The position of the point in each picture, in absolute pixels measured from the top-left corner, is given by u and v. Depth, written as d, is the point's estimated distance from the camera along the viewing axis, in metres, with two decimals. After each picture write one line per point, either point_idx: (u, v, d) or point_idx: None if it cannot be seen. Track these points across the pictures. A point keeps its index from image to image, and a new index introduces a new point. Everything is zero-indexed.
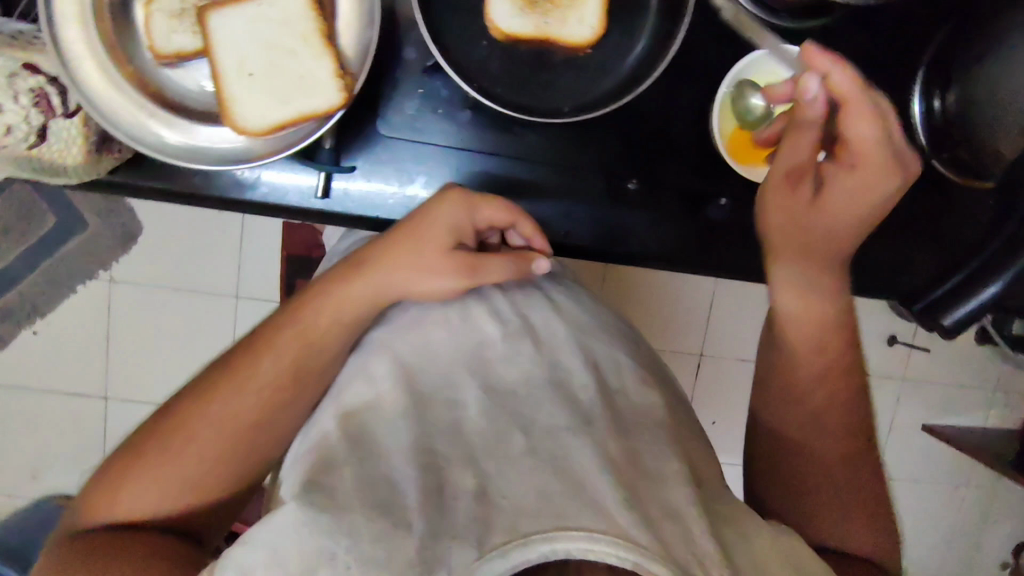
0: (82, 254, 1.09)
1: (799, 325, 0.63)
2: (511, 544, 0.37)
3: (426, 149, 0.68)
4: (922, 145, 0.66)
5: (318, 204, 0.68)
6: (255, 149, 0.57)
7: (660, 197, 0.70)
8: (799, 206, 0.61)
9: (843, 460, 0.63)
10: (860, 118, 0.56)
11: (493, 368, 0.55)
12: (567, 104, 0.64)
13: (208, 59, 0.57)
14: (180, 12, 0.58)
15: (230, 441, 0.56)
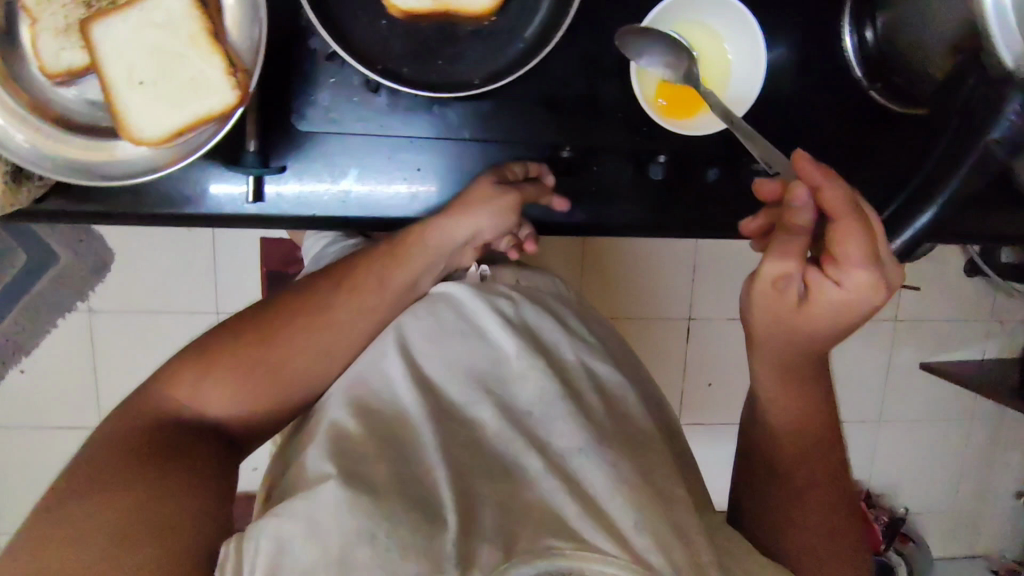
0: (56, 288, 1.07)
1: (782, 368, 0.57)
2: (535, 557, 0.43)
3: (350, 141, 0.66)
4: (858, 78, 0.67)
5: (252, 210, 0.67)
6: (162, 159, 0.57)
7: (598, 159, 0.70)
8: (784, 309, 0.51)
9: (834, 503, 0.57)
10: (847, 234, 0.45)
11: (507, 385, 0.58)
12: (477, 76, 0.63)
13: (97, 72, 0.55)
14: (66, 27, 0.56)
15: (308, 363, 0.60)
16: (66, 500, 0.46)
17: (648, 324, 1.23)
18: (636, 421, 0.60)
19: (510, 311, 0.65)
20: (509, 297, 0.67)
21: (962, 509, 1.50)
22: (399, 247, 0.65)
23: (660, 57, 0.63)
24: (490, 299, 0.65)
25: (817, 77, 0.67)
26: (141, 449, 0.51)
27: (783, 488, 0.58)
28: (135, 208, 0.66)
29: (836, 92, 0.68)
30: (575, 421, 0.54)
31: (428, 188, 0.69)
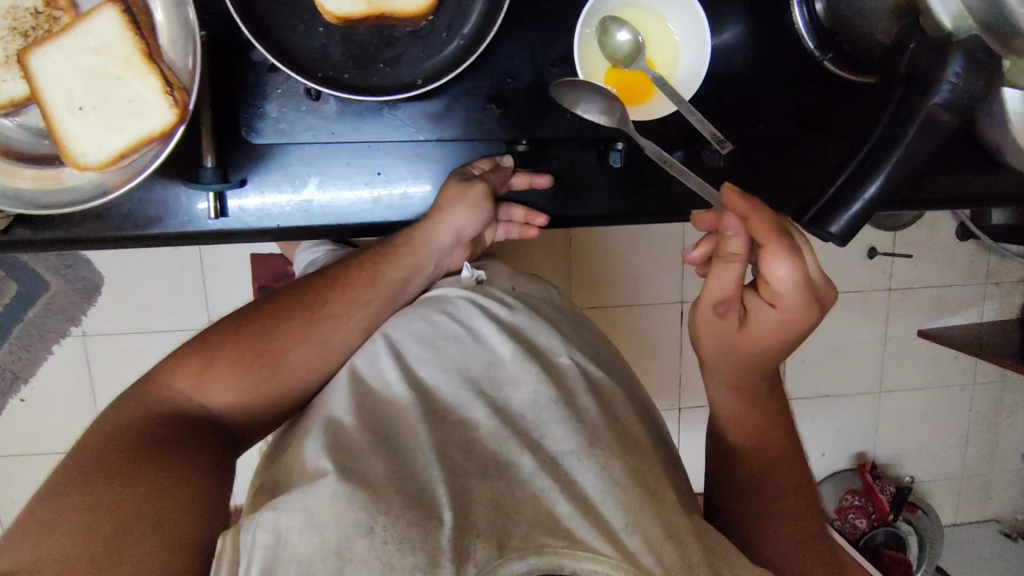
0: (48, 315, 1.08)
1: (733, 381, 0.63)
2: (528, 552, 0.43)
3: (305, 150, 0.66)
4: (812, 49, 0.65)
5: (215, 226, 0.67)
6: (112, 183, 0.57)
7: (558, 150, 0.70)
8: (732, 330, 0.59)
9: (801, 507, 0.60)
10: (776, 263, 0.51)
11: (501, 388, 0.57)
12: (420, 76, 0.63)
13: (36, 101, 0.55)
14: (3, 58, 0.56)
15: (308, 366, 0.61)
16: (75, 494, 0.46)
17: (640, 311, 1.23)
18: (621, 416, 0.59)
19: (504, 318, 0.65)
20: (504, 304, 0.67)
21: (971, 475, 1.49)
22: (390, 250, 0.68)
23: (594, 104, 0.63)
24: (483, 307, 0.65)
25: (775, 52, 0.67)
26: (147, 446, 0.51)
27: (751, 496, 0.61)
28: (101, 232, 0.66)
29: (792, 65, 0.67)
30: (569, 424, 0.53)
31: (389, 190, 0.69)
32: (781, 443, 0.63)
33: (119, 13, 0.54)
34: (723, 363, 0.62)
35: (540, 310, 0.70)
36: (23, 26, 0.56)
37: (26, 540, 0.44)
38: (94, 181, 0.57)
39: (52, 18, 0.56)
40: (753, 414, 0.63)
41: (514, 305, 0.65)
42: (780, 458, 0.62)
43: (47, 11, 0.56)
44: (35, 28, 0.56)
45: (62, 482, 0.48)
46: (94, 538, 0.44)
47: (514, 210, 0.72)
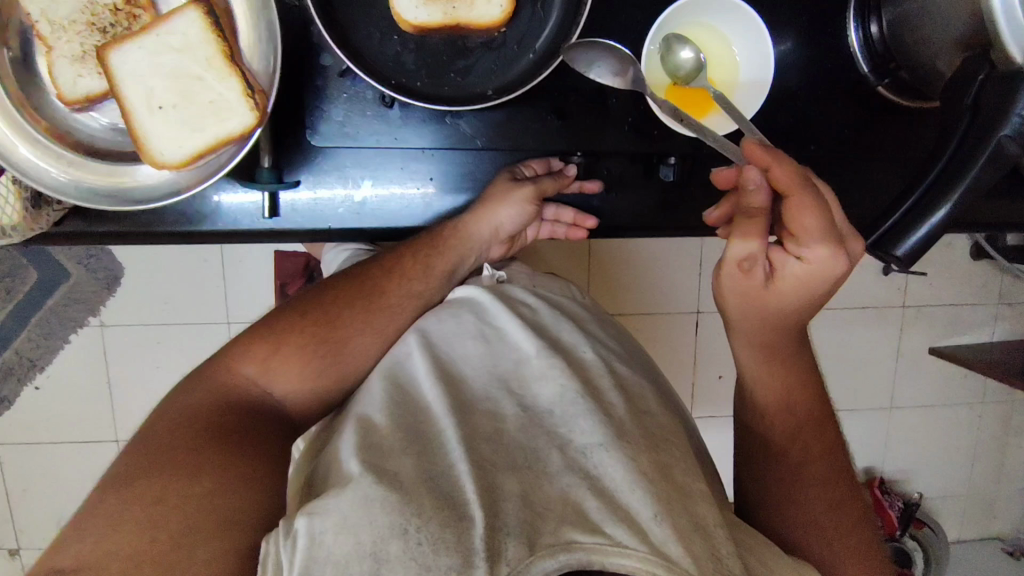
0: (69, 305, 1.08)
1: (763, 380, 0.62)
2: (558, 546, 0.44)
3: (363, 154, 0.67)
4: (864, 72, 0.67)
5: (268, 224, 0.67)
6: (182, 181, 0.57)
7: (606, 160, 0.71)
8: (756, 288, 0.55)
9: (829, 508, 0.60)
10: (799, 209, 0.48)
11: (528, 385, 0.57)
12: (489, 86, 0.63)
13: (116, 99, 0.56)
14: (84, 55, 0.56)
15: (360, 362, 0.63)
16: (151, 477, 0.47)
17: (658, 320, 1.23)
18: (661, 420, 0.59)
19: (529, 316, 0.65)
20: (524, 304, 0.67)
21: (978, 493, 1.50)
22: (438, 242, 0.69)
23: (605, 68, 0.60)
24: (509, 306, 0.66)
25: (819, 69, 0.68)
26: (215, 434, 0.52)
27: (779, 503, 0.61)
28: (146, 228, 0.66)
29: (838, 85, 0.68)
30: (597, 419, 0.53)
31: (441, 197, 0.71)
32: (814, 444, 0.62)
33: (202, 16, 0.55)
34: (754, 361, 0.62)
35: (563, 306, 0.71)
36: (101, 22, 0.57)
37: (95, 525, 0.45)
38: (167, 181, 0.58)
39: (131, 15, 0.57)
40: (785, 417, 0.63)
41: (547, 313, 0.67)
42: (811, 460, 0.62)
43: (127, 8, 0.57)
44: (115, 26, 0.57)
45: (133, 466, 0.48)
46: (163, 529, 0.44)
47: (564, 213, 0.72)
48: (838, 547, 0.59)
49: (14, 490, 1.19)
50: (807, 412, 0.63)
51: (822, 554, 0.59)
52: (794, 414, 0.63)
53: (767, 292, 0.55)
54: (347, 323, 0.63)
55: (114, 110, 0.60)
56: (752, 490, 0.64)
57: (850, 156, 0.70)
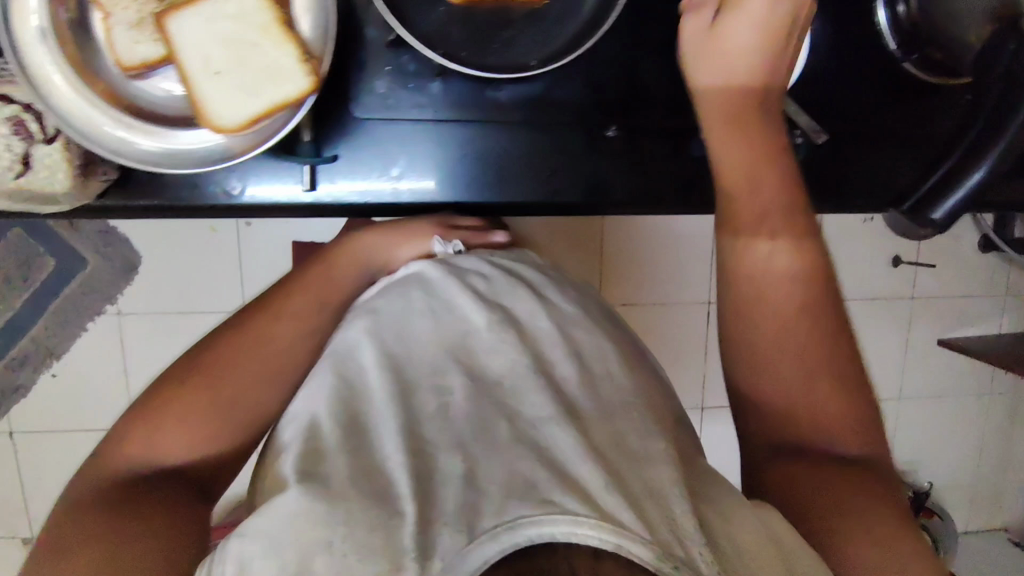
0: (86, 292, 1.09)
1: (773, 329, 0.59)
2: (501, 527, 0.39)
3: (403, 126, 0.69)
4: (894, 51, 0.69)
5: (307, 198, 0.69)
6: (237, 147, 0.58)
7: (639, 138, 0.71)
8: (701, 31, 0.61)
9: (841, 413, 0.59)
10: (727, 46, 0.60)
11: (476, 355, 0.55)
12: (534, 58, 0.64)
13: (176, 65, 0.57)
14: (141, 21, 0.58)
15: (227, 426, 0.58)
16: (74, 552, 0.47)
17: (668, 309, 1.25)
18: (621, 383, 0.56)
19: (478, 286, 0.61)
20: (480, 274, 0.63)
21: (982, 484, 1.52)
22: (326, 259, 0.68)
23: None
24: (460, 279, 0.62)
25: (846, 53, 0.69)
26: (106, 505, 0.51)
27: (787, 442, 0.59)
28: (189, 206, 0.68)
29: (866, 68, 0.70)
30: (546, 395, 0.51)
31: (479, 171, 0.71)
32: (823, 374, 0.59)
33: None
34: (793, 312, 0.59)
35: (517, 270, 0.66)
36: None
37: None
38: (222, 146, 0.59)
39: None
40: (795, 369, 0.59)
41: (521, 273, 0.65)
42: (822, 389, 0.58)
43: None
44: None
45: (65, 538, 0.49)
46: None
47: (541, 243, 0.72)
48: (867, 500, 0.54)
49: (30, 478, 1.19)
50: (808, 337, 0.59)
51: (856, 518, 0.53)
52: (788, 351, 0.59)
53: (756, 238, 0.60)
54: (184, 410, 0.57)
55: (170, 78, 0.61)
56: (760, 436, 0.61)
57: (878, 138, 0.72)
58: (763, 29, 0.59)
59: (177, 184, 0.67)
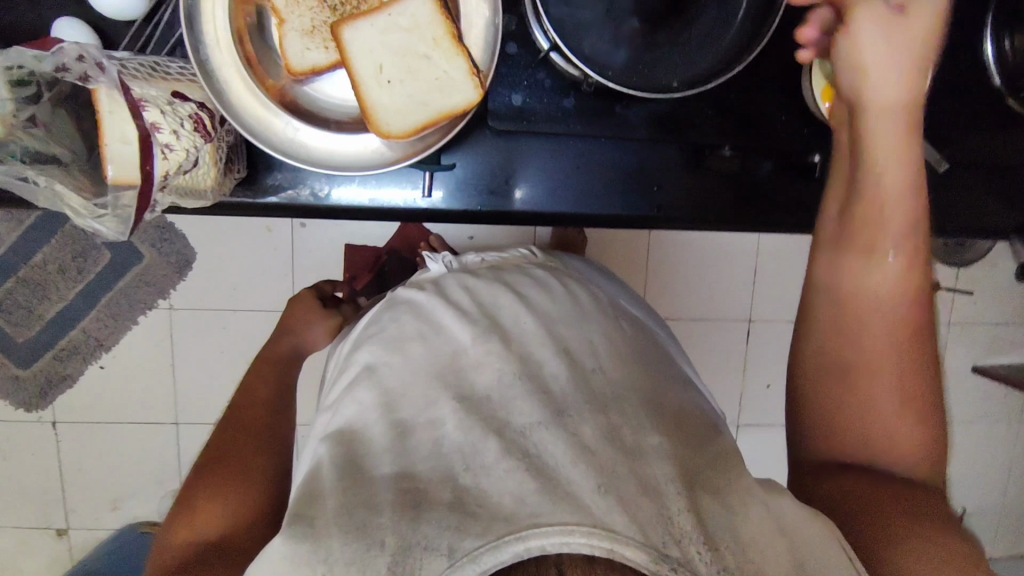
0: (139, 286, 1.09)
1: (873, 338, 0.52)
2: (484, 547, 0.37)
3: (527, 143, 0.71)
4: (999, 85, 0.73)
5: (423, 205, 0.71)
6: (398, 151, 0.62)
7: (746, 168, 0.73)
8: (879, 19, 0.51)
9: (911, 445, 0.52)
10: (886, 37, 0.51)
11: (464, 375, 0.50)
12: (677, 80, 0.65)
13: (346, 70, 0.60)
14: (313, 29, 0.61)
15: (243, 479, 0.59)
16: None
17: (713, 345, 1.23)
18: (613, 377, 0.51)
19: (462, 300, 0.57)
20: (461, 284, 0.60)
21: None
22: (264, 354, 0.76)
23: None
24: (441, 292, 0.59)
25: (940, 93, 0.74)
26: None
27: (841, 454, 0.53)
28: (289, 205, 0.70)
29: (964, 95, 0.74)
30: (537, 399, 0.47)
31: (598, 182, 0.73)
32: (903, 395, 0.52)
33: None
34: (896, 332, 0.52)
35: (507, 277, 0.62)
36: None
37: None
38: (381, 150, 0.62)
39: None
40: (885, 383, 0.52)
41: (518, 282, 0.60)
42: (903, 406, 0.52)
43: None
44: (343, 5, 0.62)
45: None
46: None
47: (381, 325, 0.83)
48: (918, 523, 0.47)
49: (66, 467, 1.18)
50: (901, 350, 0.52)
51: (888, 519, 0.47)
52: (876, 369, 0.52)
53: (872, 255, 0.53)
54: (210, 492, 0.57)
55: (327, 85, 0.65)
56: (824, 445, 0.54)
57: (980, 176, 0.76)
58: (894, 31, 0.51)
59: (280, 179, 0.69)
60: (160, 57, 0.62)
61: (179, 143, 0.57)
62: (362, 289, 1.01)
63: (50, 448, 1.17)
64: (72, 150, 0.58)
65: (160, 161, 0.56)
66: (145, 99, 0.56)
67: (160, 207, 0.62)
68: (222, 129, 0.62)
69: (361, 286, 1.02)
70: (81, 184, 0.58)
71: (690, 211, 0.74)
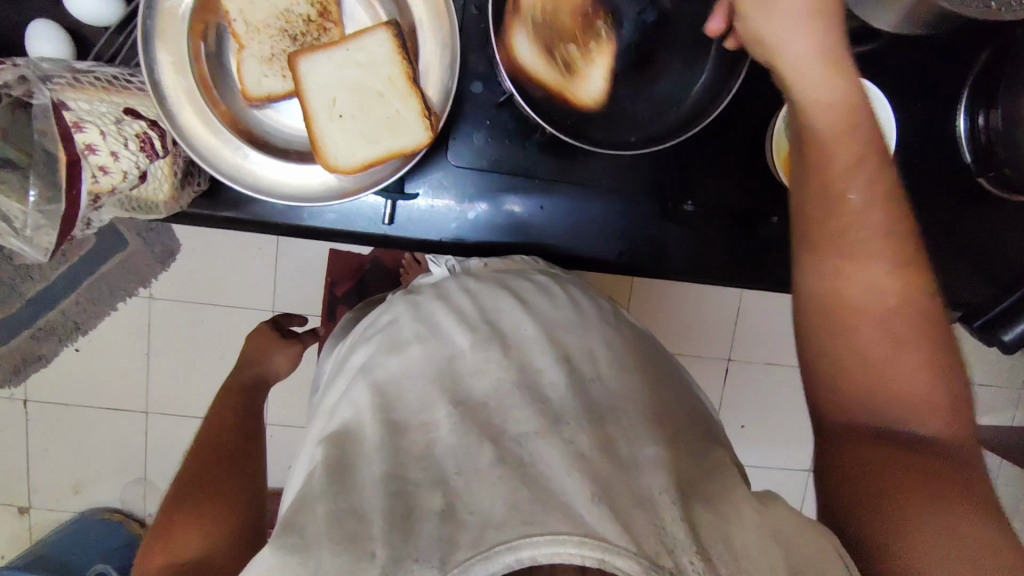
0: (121, 274, 1.06)
1: (859, 290, 0.50)
2: (475, 558, 0.36)
3: (493, 178, 0.71)
4: (968, 163, 0.72)
5: (385, 230, 0.71)
6: (346, 186, 0.61)
7: (715, 215, 0.74)
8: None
9: (923, 376, 0.49)
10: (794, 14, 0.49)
11: (462, 380, 0.50)
12: (633, 136, 0.67)
13: (300, 101, 0.60)
14: (272, 58, 0.62)
15: (228, 495, 0.58)
16: None
17: (690, 360, 1.23)
18: (612, 387, 0.51)
19: (465, 306, 0.57)
20: (462, 291, 0.60)
21: None
22: (231, 390, 0.75)
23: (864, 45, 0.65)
24: (442, 296, 0.60)
25: (929, 141, 0.73)
26: None
27: (853, 409, 0.50)
28: (253, 218, 0.69)
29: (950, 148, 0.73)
30: (534, 407, 0.46)
31: (556, 223, 0.73)
32: (898, 328, 0.50)
33: (391, 37, 0.59)
34: (881, 271, 0.51)
35: (510, 281, 0.63)
36: (292, 30, 0.62)
37: None
38: (328, 183, 0.61)
39: (321, 28, 0.63)
40: (874, 330, 0.50)
41: (521, 288, 0.61)
42: (904, 354, 0.49)
43: (319, 21, 0.62)
44: (304, 35, 0.62)
45: None
46: None
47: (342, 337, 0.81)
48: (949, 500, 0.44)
49: (34, 449, 1.19)
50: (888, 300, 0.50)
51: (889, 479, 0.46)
52: (865, 343, 0.50)
53: (830, 200, 0.51)
54: (196, 506, 0.56)
55: (285, 112, 0.65)
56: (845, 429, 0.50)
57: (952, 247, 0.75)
58: None
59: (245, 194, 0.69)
60: (122, 68, 0.62)
61: (120, 164, 0.55)
62: (340, 297, 1.08)
63: (21, 429, 1.18)
64: (27, 151, 0.56)
65: (89, 182, 0.55)
66: (83, 120, 0.54)
67: (97, 221, 0.61)
68: (178, 146, 0.61)
69: (339, 293, 1.09)
70: (23, 192, 0.56)
71: (652, 255, 0.74)
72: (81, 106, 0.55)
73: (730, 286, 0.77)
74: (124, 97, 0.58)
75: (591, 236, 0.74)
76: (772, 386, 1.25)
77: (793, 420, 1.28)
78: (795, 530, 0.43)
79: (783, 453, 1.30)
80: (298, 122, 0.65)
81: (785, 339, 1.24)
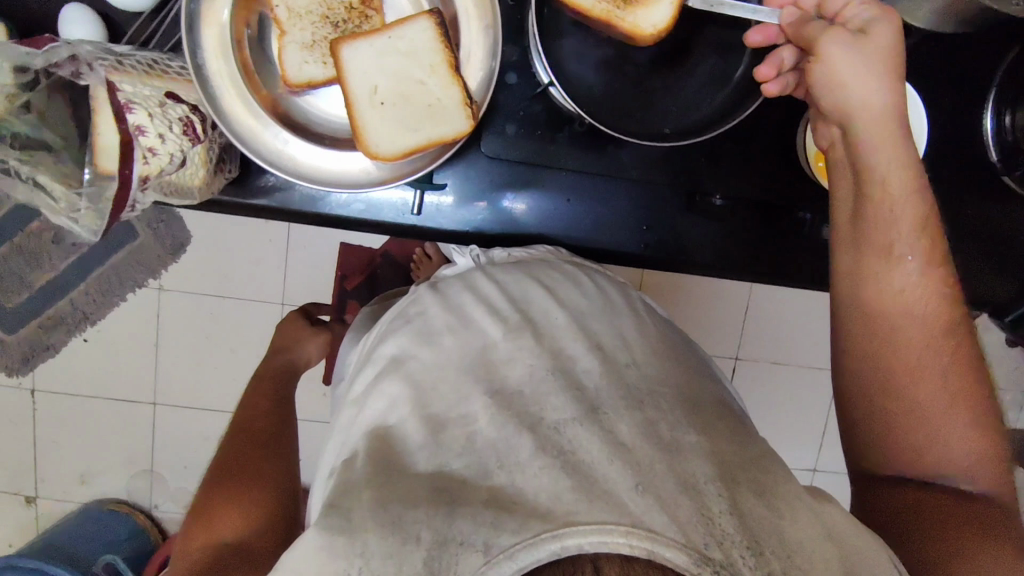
0: (131, 264, 1.07)
1: (908, 348, 0.54)
2: (520, 546, 0.36)
3: (522, 170, 0.72)
4: (993, 159, 0.73)
5: (413, 221, 0.71)
6: (385, 173, 0.61)
7: (739, 209, 0.74)
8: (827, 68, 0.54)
9: (961, 430, 0.53)
10: (861, 60, 0.53)
11: (497, 369, 0.50)
12: (668, 127, 0.68)
13: (342, 88, 0.61)
14: (313, 43, 0.62)
15: (267, 475, 0.60)
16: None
17: None
18: (647, 374, 0.51)
19: (493, 294, 0.58)
20: (492, 280, 0.60)
21: None
22: (262, 380, 0.76)
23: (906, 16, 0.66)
24: (472, 287, 0.59)
25: (953, 140, 0.73)
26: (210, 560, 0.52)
27: (897, 452, 0.54)
28: (281, 207, 0.69)
29: (974, 147, 0.73)
30: (572, 396, 0.47)
31: (582, 216, 0.74)
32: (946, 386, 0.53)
33: (434, 26, 0.60)
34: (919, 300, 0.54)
35: (539, 272, 0.63)
36: (334, 17, 0.63)
37: None
38: (367, 170, 0.62)
39: (362, 15, 0.63)
40: (915, 366, 0.53)
41: (551, 280, 0.61)
42: (951, 415, 0.52)
43: (361, 8, 0.63)
44: (345, 22, 0.63)
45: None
46: None
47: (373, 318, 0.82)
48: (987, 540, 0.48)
49: (42, 440, 1.19)
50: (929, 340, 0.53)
51: (927, 519, 0.50)
52: (912, 374, 0.53)
53: (891, 262, 0.55)
54: (236, 485, 0.58)
55: (322, 99, 0.65)
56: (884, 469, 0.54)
57: (972, 246, 0.75)
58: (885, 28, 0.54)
59: (274, 182, 0.69)
60: (158, 52, 0.62)
61: (165, 146, 0.56)
62: (350, 290, 1.06)
63: (28, 419, 1.18)
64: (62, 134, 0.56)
65: (140, 164, 0.56)
66: (132, 101, 0.55)
67: (141, 204, 0.61)
68: (214, 131, 0.61)
69: (350, 287, 1.07)
70: (65, 175, 0.56)
71: (677, 249, 0.75)
72: (125, 87, 0.56)
73: (750, 281, 0.78)
74: (165, 82, 0.59)
75: (617, 229, 0.74)
76: (779, 385, 1.26)
77: (799, 419, 1.29)
78: (842, 525, 0.44)
79: (788, 451, 1.31)
80: (335, 108, 0.65)
81: (793, 338, 1.25)
